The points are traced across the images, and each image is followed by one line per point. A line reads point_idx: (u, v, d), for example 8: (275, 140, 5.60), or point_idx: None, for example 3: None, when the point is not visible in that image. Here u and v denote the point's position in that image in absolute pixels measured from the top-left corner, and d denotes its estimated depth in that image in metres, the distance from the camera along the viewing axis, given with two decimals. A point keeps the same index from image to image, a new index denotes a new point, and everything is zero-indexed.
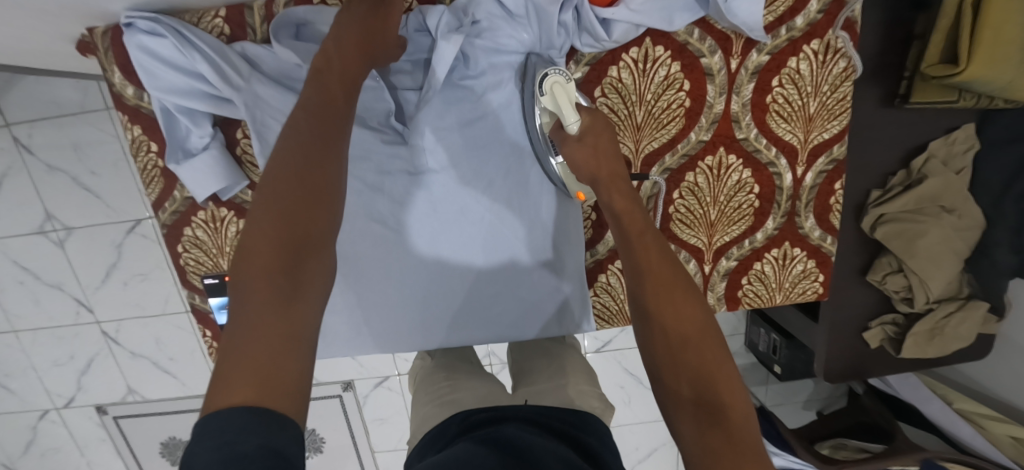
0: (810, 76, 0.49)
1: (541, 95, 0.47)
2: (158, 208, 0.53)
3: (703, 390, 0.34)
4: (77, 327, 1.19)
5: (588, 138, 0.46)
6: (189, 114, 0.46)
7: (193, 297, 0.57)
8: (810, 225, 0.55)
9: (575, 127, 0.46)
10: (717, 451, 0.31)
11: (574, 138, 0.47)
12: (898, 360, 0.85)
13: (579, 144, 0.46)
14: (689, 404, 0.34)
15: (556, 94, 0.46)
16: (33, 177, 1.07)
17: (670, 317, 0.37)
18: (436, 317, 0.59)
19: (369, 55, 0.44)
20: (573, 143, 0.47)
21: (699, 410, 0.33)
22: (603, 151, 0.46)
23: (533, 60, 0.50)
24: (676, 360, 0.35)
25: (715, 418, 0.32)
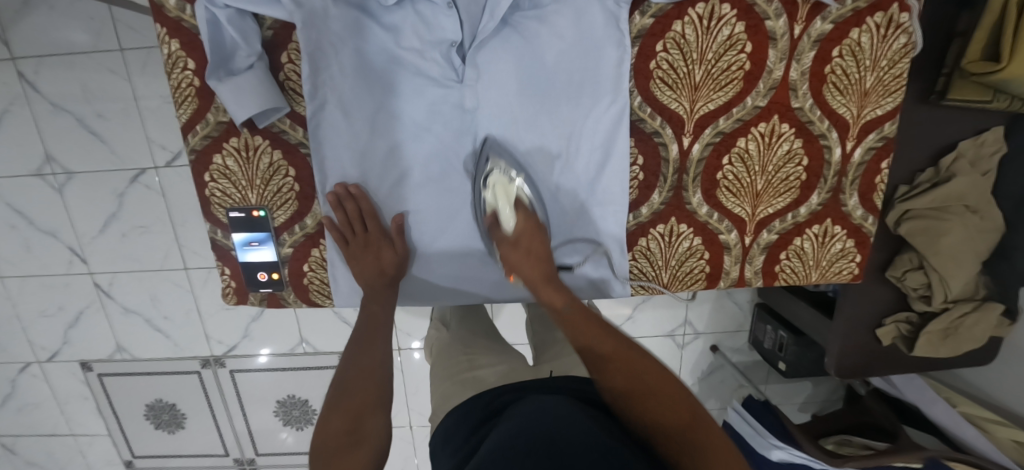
0: (870, 49, 0.49)
1: (484, 191, 0.50)
2: (187, 131, 0.50)
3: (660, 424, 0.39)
4: (68, 278, 1.14)
5: (521, 242, 0.50)
6: (238, 28, 0.44)
7: (215, 231, 0.54)
8: (853, 203, 0.54)
9: (511, 224, 0.50)
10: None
11: (508, 238, 0.50)
12: (908, 360, 0.85)
13: (512, 247, 0.50)
14: (668, 439, 0.39)
15: (496, 191, 0.49)
16: (36, 116, 1.03)
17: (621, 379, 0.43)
18: (476, 271, 0.57)
19: (391, 278, 0.53)
20: (508, 245, 0.50)
21: (677, 429, 0.39)
22: (536, 254, 0.50)
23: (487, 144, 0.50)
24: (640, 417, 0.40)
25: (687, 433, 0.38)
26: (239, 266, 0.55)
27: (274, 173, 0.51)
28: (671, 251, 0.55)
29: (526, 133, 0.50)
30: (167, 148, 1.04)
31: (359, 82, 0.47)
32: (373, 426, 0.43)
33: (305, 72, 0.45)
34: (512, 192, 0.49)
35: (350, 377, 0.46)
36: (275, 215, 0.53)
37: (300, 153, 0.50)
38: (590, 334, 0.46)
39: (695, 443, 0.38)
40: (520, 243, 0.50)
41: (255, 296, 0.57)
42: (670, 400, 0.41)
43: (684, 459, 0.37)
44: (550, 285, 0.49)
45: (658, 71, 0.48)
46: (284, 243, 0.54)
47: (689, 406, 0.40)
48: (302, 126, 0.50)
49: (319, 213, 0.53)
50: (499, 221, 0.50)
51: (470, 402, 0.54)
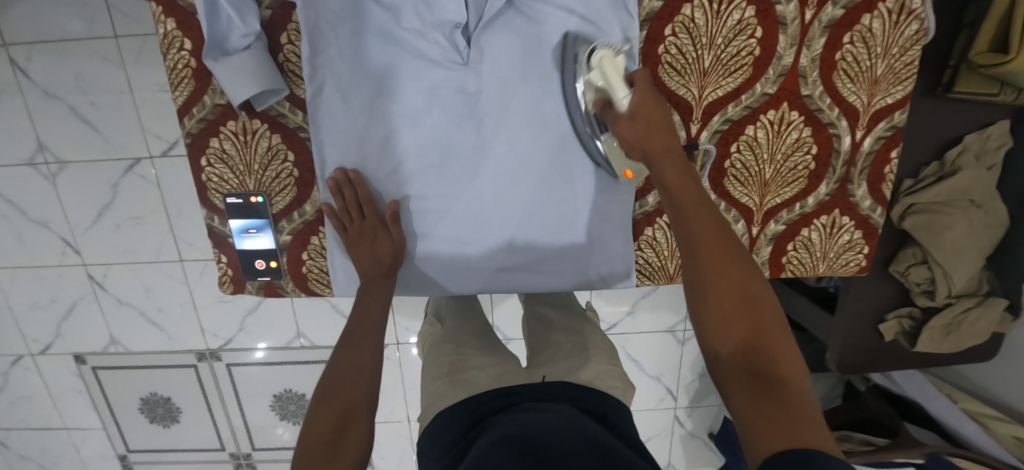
0: (881, 36, 0.48)
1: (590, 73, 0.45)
2: (183, 114, 0.49)
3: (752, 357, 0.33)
4: (61, 269, 1.13)
5: (639, 113, 0.42)
6: (234, 5, 0.43)
7: (212, 218, 0.52)
8: (861, 193, 0.53)
9: (626, 101, 0.43)
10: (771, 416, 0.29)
11: (624, 115, 0.43)
12: (910, 356, 0.84)
13: (629, 121, 0.43)
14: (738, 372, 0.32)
15: (605, 67, 0.43)
16: (29, 103, 1.01)
17: (721, 291, 0.36)
18: (474, 258, 0.55)
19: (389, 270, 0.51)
20: (624, 121, 0.43)
21: (750, 377, 0.32)
22: (659, 124, 0.42)
23: (565, 40, 0.47)
24: (727, 330, 0.35)
25: (769, 389, 0.31)
26: (236, 254, 0.54)
27: (273, 158, 0.50)
28: None
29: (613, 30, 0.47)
30: (162, 137, 1.03)
31: (362, 64, 0.47)
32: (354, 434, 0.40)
33: (306, 56, 0.45)
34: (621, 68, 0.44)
35: (336, 379, 0.43)
36: (274, 201, 0.52)
37: (299, 137, 0.49)
38: (704, 228, 0.38)
39: (773, 394, 0.30)
40: (640, 116, 0.42)
41: (252, 285, 0.55)
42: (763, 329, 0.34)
43: (742, 400, 0.31)
44: (672, 160, 0.41)
45: (666, 56, 0.47)
46: (282, 231, 0.53)
47: (780, 344, 0.34)
48: (301, 110, 0.48)
49: (318, 200, 0.52)
50: (611, 102, 0.44)
51: (458, 406, 0.54)
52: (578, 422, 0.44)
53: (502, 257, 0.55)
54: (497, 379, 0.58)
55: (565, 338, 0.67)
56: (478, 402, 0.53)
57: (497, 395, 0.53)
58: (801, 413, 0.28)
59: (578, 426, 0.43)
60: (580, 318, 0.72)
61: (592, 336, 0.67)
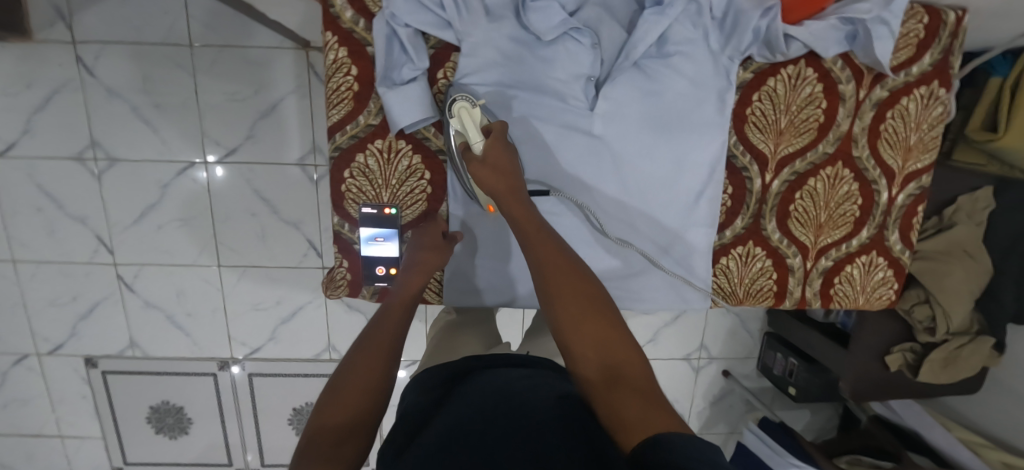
0: (914, 114, 0.60)
1: (450, 118, 0.51)
2: (335, 130, 0.55)
3: (606, 357, 0.37)
4: (90, 266, 1.10)
5: (490, 159, 0.47)
6: (412, 46, 0.50)
7: (342, 225, 0.57)
8: (894, 238, 0.64)
9: (481, 147, 0.49)
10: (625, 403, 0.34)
11: (477, 158, 0.49)
12: (911, 384, 0.95)
13: (479, 164, 0.47)
14: (599, 376, 0.37)
15: (462, 115, 0.49)
16: (88, 100, 1.02)
17: (570, 303, 0.40)
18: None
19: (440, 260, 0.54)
20: (476, 163, 0.48)
21: (604, 380, 0.36)
22: (502, 165, 0.47)
23: (452, 89, 0.53)
24: (579, 332, 0.39)
25: (616, 376, 0.36)
26: (359, 259, 0.59)
27: (410, 175, 0.56)
28: (746, 270, 0.63)
29: (718, 99, 0.56)
30: (221, 144, 1.05)
31: (502, 101, 0.54)
32: (356, 443, 0.37)
33: (461, 88, 0.53)
34: (477, 117, 0.50)
35: (348, 376, 0.40)
36: (404, 212, 0.58)
37: (438, 159, 0.56)
38: (545, 250, 0.43)
39: (618, 382, 0.35)
40: (490, 163, 0.47)
41: (368, 290, 0.60)
42: (611, 333, 0.39)
43: (600, 397, 0.36)
44: (517, 197, 0.46)
45: (752, 116, 0.57)
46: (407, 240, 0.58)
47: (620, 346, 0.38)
48: (444, 135, 0.55)
49: (446, 214, 0.58)
50: (468, 146, 0.50)
51: (435, 368, 0.55)
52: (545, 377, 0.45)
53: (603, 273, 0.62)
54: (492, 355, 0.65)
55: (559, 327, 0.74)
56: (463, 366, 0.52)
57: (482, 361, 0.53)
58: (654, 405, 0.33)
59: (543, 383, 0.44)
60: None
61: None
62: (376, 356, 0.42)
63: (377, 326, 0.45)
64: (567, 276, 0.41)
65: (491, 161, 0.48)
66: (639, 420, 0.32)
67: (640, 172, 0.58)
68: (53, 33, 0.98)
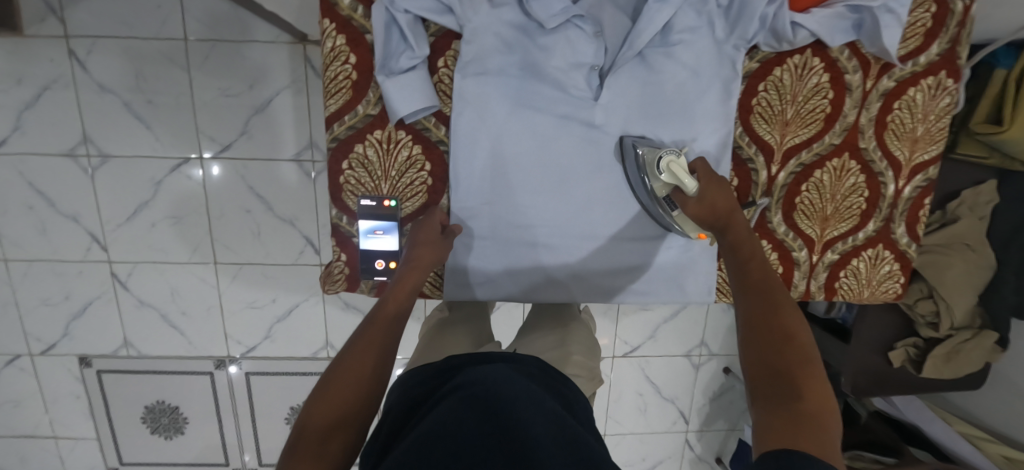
0: (922, 105, 0.59)
1: (659, 173, 0.51)
2: (332, 120, 0.53)
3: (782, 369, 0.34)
4: (83, 265, 1.08)
5: (708, 198, 0.49)
6: (412, 33, 0.49)
7: (341, 217, 0.56)
8: (901, 231, 0.63)
9: (693, 186, 0.49)
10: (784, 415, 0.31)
11: (692, 199, 0.50)
12: (912, 380, 0.95)
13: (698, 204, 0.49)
14: (768, 389, 0.34)
15: (672, 169, 0.50)
16: (80, 96, 1.00)
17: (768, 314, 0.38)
18: (583, 269, 0.61)
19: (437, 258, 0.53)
20: (694, 203, 0.50)
21: (772, 384, 0.34)
22: (719, 205, 0.48)
23: (625, 141, 0.55)
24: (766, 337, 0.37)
25: (788, 390, 0.33)
26: (357, 253, 0.57)
27: (410, 166, 0.55)
28: None
29: (723, 89, 0.55)
30: (216, 140, 1.03)
31: (504, 90, 0.53)
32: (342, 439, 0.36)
33: (462, 77, 0.52)
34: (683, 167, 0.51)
35: (340, 371, 0.40)
36: (404, 205, 0.56)
37: (438, 150, 0.55)
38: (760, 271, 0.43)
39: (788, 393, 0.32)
40: (707, 200, 0.49)
41: (366, 284, 0.59)
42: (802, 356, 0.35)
43: (763, 407, 0.33)
44: (741, 227, 0.46)
45: (757, 107, 0.57)
46: (405, 233, 0.57)
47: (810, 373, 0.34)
48: (444, 125, 0.54)
49: (447, 206, 0.57)
50: (682, 191, 0.51)
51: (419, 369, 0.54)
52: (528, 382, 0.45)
53: (605, 266, 0.61)
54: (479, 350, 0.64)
55: (550, 328, 0.74)
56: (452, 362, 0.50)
57: (469, 358, 0.51)
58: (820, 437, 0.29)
59: (527, 388, 0.44)
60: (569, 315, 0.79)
61: (574, 329, 0.74)
62: (370, 352, 0.42)
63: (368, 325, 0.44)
64: (763, 293, 0.40)
65: (709, 200, 0.49)
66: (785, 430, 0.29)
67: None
68: (45, 27, 0.96)
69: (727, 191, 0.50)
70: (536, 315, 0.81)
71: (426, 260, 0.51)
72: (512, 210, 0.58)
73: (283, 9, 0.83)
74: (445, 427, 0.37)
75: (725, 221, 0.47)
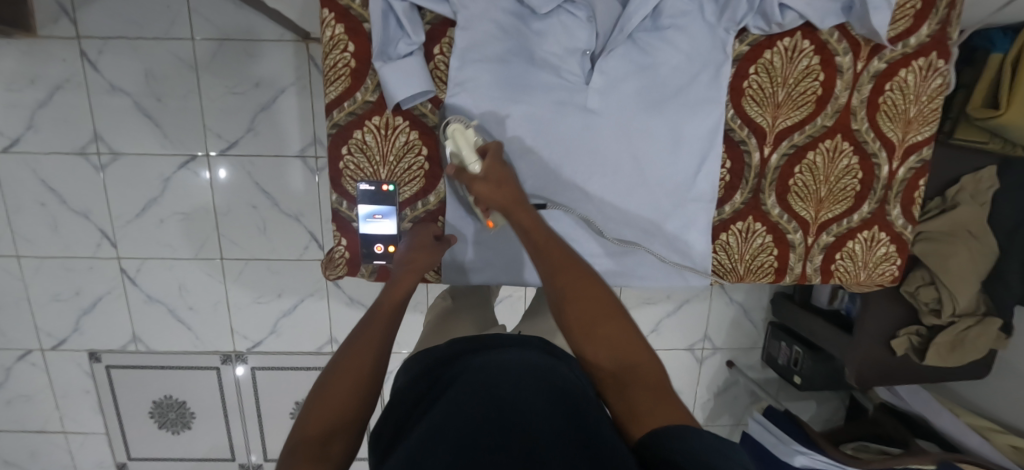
0: (914, 86, 0.60)
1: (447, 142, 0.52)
2: (333, 107, 0.55)
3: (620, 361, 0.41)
4: (93, 261, 1.11)
5: (492, 176, 0.49)
6: (408, 20, 0.50)
7: (341, 202, 0.58)
8: (896, 213, 0.64)
9: (478, 166, 0.50)
10: (640, 403, 0.39)
11: (478, 177, 0.49)
12: (916, 369, 0.94)
13: (483, 181, 0.49)
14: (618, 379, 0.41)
15: (454, 136, 0.50)
16: (91, 96, 1.03)
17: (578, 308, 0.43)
18: (581, 253, 0.62)
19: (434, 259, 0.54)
20: (478, 181, 0.49)
21: (619, 381, 0.40)
22: (506, 181, 0.49)
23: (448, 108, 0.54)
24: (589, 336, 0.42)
25: (631, 380, 0.40)
26: (358, 237, 0.59)
27: (408, 151, 0.56)
28: (746, 246, 0.63)
29: (715, 72, 0.56)
30: (222, 137, 1.06)
31: (499, 75, 0.54)
32: (341, 439, 0.37)
33: (458, 62, 0.53)
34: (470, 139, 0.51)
35: (338, 372, 0.40)
36: (402, 190, 0.58)
37: (435, 135, 0.56)
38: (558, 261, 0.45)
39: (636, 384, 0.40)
40: (492, 177, 0.49)
41: (366, 268, 0.60)
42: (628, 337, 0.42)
43: (618, 395, 0.40)
44: (522, 208, 0.48)
45: (749, 89, 0.57)
46: (404, 218, 0.58)
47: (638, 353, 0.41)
48: (441, 111, 0.55)
49: (444, 191, 0.58)
50: (465, 167, 0.51)
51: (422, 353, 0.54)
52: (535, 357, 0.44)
53: (602, 250, 0.63)
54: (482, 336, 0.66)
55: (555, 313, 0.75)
56: (449, 351, 0.51)
57: (466, 344, 0.52)
58: (665, 399, 0.39)
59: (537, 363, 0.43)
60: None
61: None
62: (363, 352, 0.42)
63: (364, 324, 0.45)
64: (583, 287, 0.44)
65: (493, 178, 0.49)
66: (651, 414, 0.37)
67: (639, 151, 0.58)
68: (58, 29, 0.99)
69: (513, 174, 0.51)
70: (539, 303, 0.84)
71: (422, 261, 0.53)
72: None
73: (287, 7, 0.86)
74: (445, 415, 0.36)
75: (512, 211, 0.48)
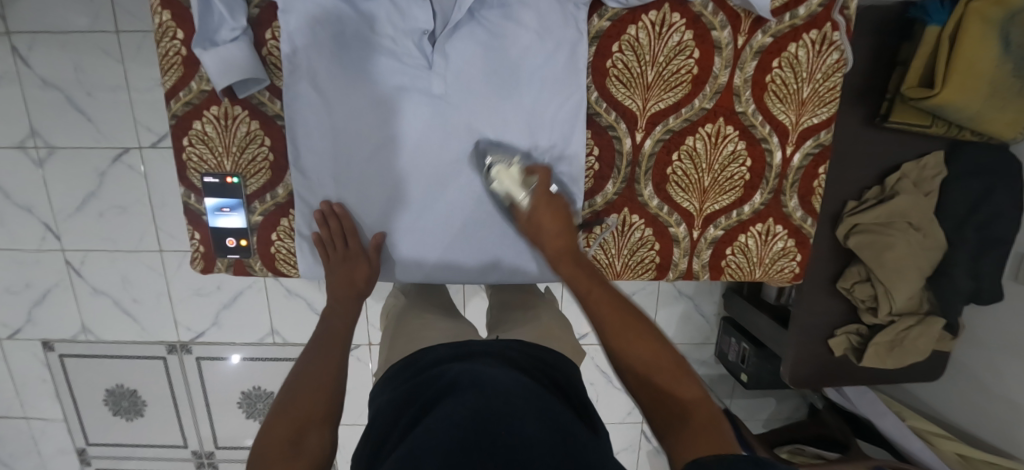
0: (806, 62, 0.54)
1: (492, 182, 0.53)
2: (171, 97, 0.53)
3: (666, 395, 0.43)
4: (40, 254, 1.13)
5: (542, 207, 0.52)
6: (227, 3, 0.48)
7: (189, 195, 0.56)
8: (793, 205, 0.58)
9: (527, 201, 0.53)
10: (689, 429, 0.39)
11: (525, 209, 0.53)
12: (858, 370, 0.88)
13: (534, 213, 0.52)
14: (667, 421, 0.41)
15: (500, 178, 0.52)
16: (26, 90, 1.04)
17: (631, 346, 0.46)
18: (441, 242, 0.59)
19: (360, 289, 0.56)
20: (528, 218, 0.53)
21: (667, 411, 0.42)
22: (560, 215, 0.52)
23: (480, 146, 0.54)
24: (644, 369, 0.44)
25: (682, 418, 0.40)
26: (209, 231, 0.57)
27: (250, 142, 0.54)
28: (623, 241, 0.58)
29: (571, 51, 0.52)
30: (154, 130, 1.06)
31: (330, 58, 0.51)
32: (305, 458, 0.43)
33: (285, 46, 0.50)
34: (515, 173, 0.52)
35: (296, 400, 0.47)
36: (248, 182, 0.55)
37: (277, 125, 0.53)
38: (613, 309, 0.48)
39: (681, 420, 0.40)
40: (538, 216, 0.52)
41: (222, 262, 0.58)
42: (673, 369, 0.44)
43: (664, 430, 0.41)
44: (572, 252, 0.51)
45: (613, 70, 0.53)
46: (254, 211, 0.56)
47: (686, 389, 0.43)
48: (279, 99, 0.53)
49: (292, 183, 0.55)
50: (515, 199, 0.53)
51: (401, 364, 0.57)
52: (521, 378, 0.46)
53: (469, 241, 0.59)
54: (452, 334, 0.66)
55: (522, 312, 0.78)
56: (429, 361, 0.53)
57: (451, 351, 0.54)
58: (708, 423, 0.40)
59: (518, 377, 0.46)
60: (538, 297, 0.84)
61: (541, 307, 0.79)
62: (317, 386, 0.48)
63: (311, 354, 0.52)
64: (632, 330, 0.47)
65: (543, 209, 0.52)
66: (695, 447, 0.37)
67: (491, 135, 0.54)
68: None
69: (562, 204, 0.53)
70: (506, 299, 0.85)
71: (346, 316, 0.55)
72: (346, 181, 0.55)
73: None
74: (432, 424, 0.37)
75: (564, 260, 0.51)
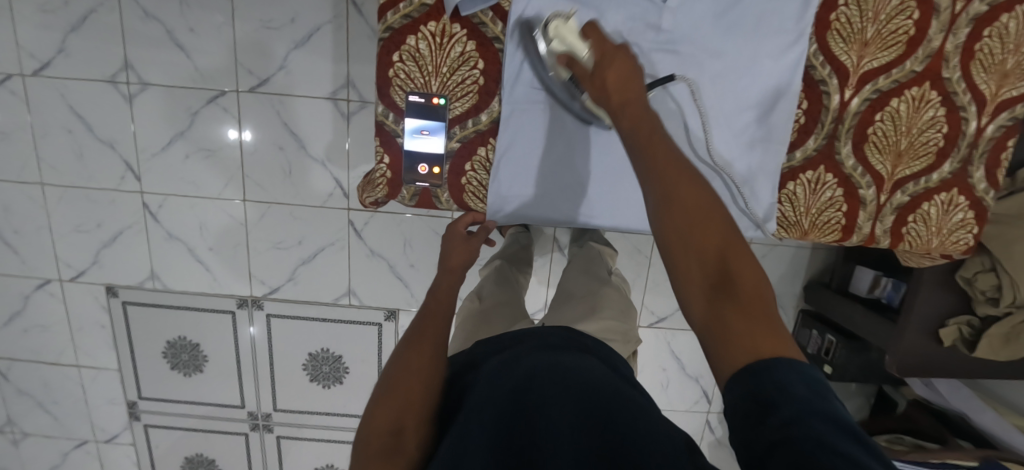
0: (1017, 33, 0.53)
1: (551, 40, 0.48)
2: (386, 10, 0.50)
3: (721, 273, 0.34)
4: (116, 193, 1.09)
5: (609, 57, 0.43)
6: None
7: (387, 115, 0.54)
8: (979, 176, 0.58)
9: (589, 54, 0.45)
10: (731, 328, 0.32)
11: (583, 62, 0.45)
12: (962, 361, 0.89)
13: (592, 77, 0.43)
14: (703, 286, 0.35)
15: (561, 31, 0.47)
16: (124, 21, 1.00)
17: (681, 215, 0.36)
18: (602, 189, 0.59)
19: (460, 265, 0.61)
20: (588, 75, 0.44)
21: (706, 295, 0.34)
22: (627, 70, 0.42)
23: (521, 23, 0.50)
24: (686, 240, 0.35)
25: (726, 292, 0.33)
26: (401, 155, 0.56)
27: (463, 63, 0.52)
28: (814, 199, 0.60)
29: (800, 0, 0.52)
30: (255, 74, 1.03)
31: None
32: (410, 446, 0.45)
33: None
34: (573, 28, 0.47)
35: (383, 403, 0.45)
36: (453, 105, 0.54)
37: (493, 47, 0.52)
38: (662, 160, 0.38)
39: (734, 301, 0.33)
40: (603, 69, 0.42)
41: (408, 190, 0.58)
42: (725, 248, 0.35)
43: (700, 309, 0.35)
44: (633, 100, 0.41)
45: (835, 23, 0.53)
46: (453, 136, 0.56)
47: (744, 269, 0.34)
48: (502, 21, 0.51)
49: (498, 109, 0.55)
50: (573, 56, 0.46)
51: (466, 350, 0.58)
52: (564, 358, 0.49)
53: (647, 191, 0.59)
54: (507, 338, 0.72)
55: (581, 299, 0.81)
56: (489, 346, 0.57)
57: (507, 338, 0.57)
58: (765, 328, 0.32)
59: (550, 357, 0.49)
60: (600, 282, 0.85)
61: (607, 298, 0.80)
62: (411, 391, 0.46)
63: (401, 356, 0.49)
64: (686, 185, 0.36)
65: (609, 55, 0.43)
66: (746, 344, 0.31)
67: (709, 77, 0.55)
68: None
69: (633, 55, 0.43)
70: (574, 282, 0.87)
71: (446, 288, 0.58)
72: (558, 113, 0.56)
73: None
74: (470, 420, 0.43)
75: (626, 109, 0.41)
